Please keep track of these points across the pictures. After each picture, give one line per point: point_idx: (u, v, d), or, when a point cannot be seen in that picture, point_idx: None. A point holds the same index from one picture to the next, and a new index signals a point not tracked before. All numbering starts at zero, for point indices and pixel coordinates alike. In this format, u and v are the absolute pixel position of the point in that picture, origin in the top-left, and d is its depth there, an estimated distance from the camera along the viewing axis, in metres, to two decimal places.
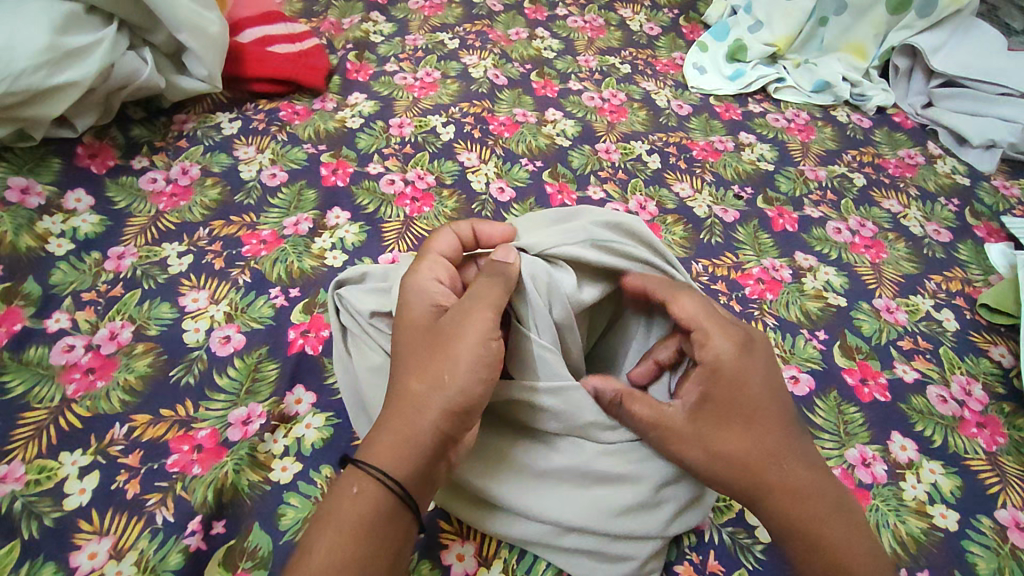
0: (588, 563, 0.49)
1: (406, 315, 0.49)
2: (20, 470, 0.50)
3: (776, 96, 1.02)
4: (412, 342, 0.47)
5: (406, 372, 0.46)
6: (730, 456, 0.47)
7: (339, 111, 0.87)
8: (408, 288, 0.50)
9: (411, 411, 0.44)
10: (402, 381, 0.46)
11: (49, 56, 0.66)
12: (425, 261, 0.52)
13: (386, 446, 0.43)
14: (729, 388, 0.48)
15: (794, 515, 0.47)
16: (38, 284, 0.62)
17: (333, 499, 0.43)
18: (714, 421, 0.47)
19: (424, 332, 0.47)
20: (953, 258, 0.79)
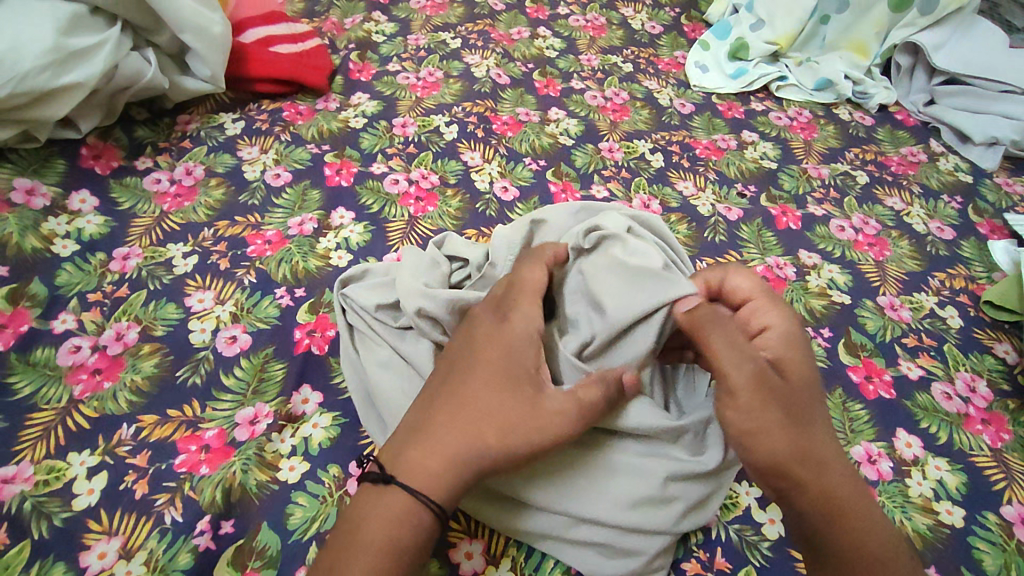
0: (596, 558, 0.49)
1: (495, 348, 0.48)
2: (28, 471, 0.50)
3: (778, 94, 1.02)
4: (493, 381, 0.46)
5: (479, 412, 0.45)
6: (792, 420, 0.45)
7: (342, 111, 0.87)
8: (503, 322, 0.49)
9: (473, 452, 0.44)
10: (475, 420, 0.45)
11: (54, 57, 0.66)
12: (529, 300, 0.50)
13: (435, 476, 0.43)
14: (793, 361, 0.48)
15: (829, 499, 0.45)
16: (43, 285, 0.62)
17: (384, 529, 0.42)
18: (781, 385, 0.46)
19: (509, 376, 0.46)
20: (956, 255, 0.79)
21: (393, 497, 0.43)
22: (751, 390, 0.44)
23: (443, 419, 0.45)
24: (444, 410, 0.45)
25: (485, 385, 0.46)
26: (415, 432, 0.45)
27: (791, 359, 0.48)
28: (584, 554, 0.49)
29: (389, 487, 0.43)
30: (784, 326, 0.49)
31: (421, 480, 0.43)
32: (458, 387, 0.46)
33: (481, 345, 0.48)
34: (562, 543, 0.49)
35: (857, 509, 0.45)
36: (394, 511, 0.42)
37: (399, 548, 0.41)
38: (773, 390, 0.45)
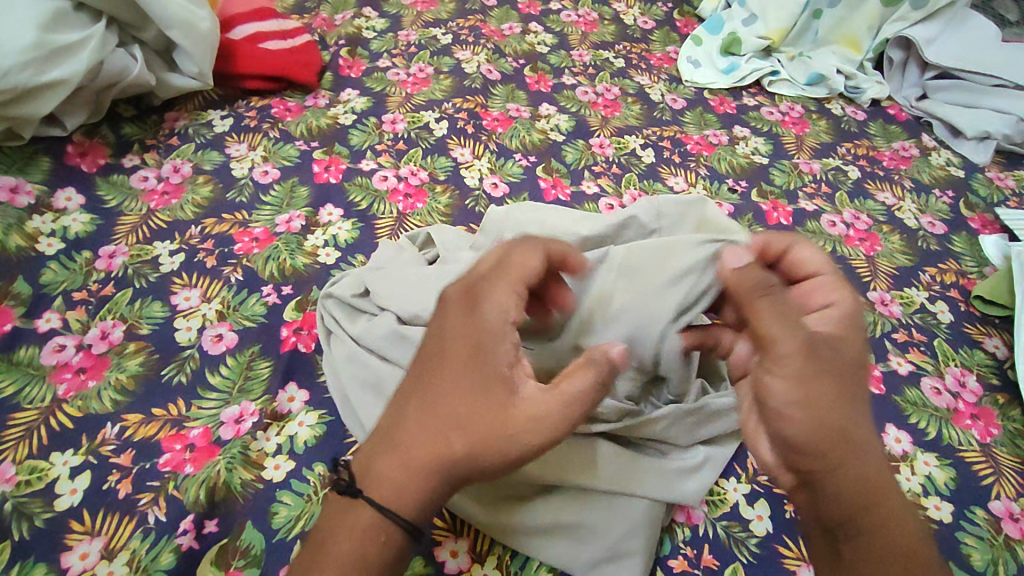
0: (573, 553, 0.48)
1: (466, 345, 0.44)
2: (10, 471, 0.50)
3: (771, 89, 1.02)
4: (461, 385, 0.43)
5: (449, 420, 0.42)
6: (856, 394, 0.42)
7: (332, 108, 0.86)
8: (477, 315, 0.44)
9: (445, 462, 0.42)
10: (444, 428, 0.42)
11: (36, 53, 0.65)
12: (509, 285, 0.45)
13: (392, 478, 0.42)
14: (851, 341, 0.44)
15: (882, 484, 0.42)
16: (27, 285, 0.61)
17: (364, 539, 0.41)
18: (851, 356, 0.43)
19: (479, 376, 0.43)
20: (947, 250, 0.79)
21: (361, 513, 0.42)
22: (802, 355, 0.41)
23: (409, 426, 0.43)
24: (409, 414, 0.43)
25: (456, 389, 0.43)
26: (387, 441, 0.43)
27: (852, 335, 0.45)
28: (555, 547, 0.49)
29: (357, 501, 0.42)
30: (852, 302, 0.47)
31: (390, 496, 0.42)
32: (429, 390, 0.44)
33: (454, 343, 0.44)
34: (533, 533, 0.49)
35: (901, 498, 0.43)
36: (360, 528, 0.42)
37: (370, 563, 0.41)
38: (829, 362, 0.41)
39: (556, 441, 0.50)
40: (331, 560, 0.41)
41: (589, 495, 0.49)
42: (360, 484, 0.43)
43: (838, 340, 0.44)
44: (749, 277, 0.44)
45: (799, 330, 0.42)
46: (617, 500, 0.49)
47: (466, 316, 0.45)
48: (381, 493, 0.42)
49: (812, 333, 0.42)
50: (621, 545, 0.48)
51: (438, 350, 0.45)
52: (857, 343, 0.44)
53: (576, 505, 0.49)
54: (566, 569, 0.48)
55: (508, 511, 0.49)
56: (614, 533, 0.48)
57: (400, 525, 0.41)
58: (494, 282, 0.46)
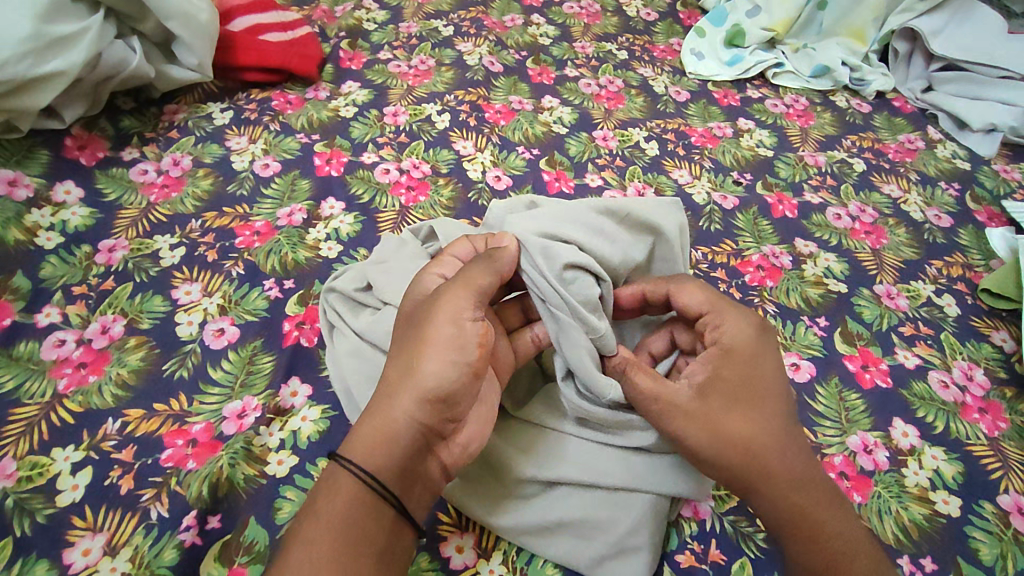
0: (579, 548, 0.48)
1: (402, 309, 0.51)
2: (11, 467, 0.49)
3: (775, 81, 1.01)
4: (397, 338, 0.49)
5: (388, 364, 0.47)
6: (734, 431, 0.46)
7: (333, 100, 0.85)
8: (411, 287, 0.52)
9: (383, 395, 0.46)
10: (384, 370, 0.48)
11: (33, 44, 0.64)
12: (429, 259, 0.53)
13: (364, 439, 0.45)
14: (748, 359, 0.49)
15: (788, 501, 0.45)
16: (27, 279, 0.61)
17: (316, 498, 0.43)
18: (725, 398, 0.47)
19: (407, 323, 0.49)
20: (954, 243, 0.78)
21: (322, 477, 0.45)
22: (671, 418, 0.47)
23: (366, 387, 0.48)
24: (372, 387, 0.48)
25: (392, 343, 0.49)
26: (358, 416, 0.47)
27: (729, 372, 0.48)
28: (559, 544, 0.49)
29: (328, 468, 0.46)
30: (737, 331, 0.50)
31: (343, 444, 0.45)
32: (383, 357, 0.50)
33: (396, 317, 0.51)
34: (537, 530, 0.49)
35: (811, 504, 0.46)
36: (318, 488, 0.44)
37: (322, 513, 0.42)
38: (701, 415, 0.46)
39: (560, 440, 0.51)
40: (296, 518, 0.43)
41: (592, 493, 0.50)
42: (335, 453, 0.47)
43: (714, 383, 0.48)
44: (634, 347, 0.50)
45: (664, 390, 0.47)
46: (622, 497, 0.49)
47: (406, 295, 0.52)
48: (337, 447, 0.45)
49: (677, 392, 0.47)
50: (624, 542, 0.48)
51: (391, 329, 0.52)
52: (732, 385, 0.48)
53: (580, 503, 0.49)
54: (571, 566, 0.48)
55: (514, 507, 0.49)
56: (619, 529, 0.48)
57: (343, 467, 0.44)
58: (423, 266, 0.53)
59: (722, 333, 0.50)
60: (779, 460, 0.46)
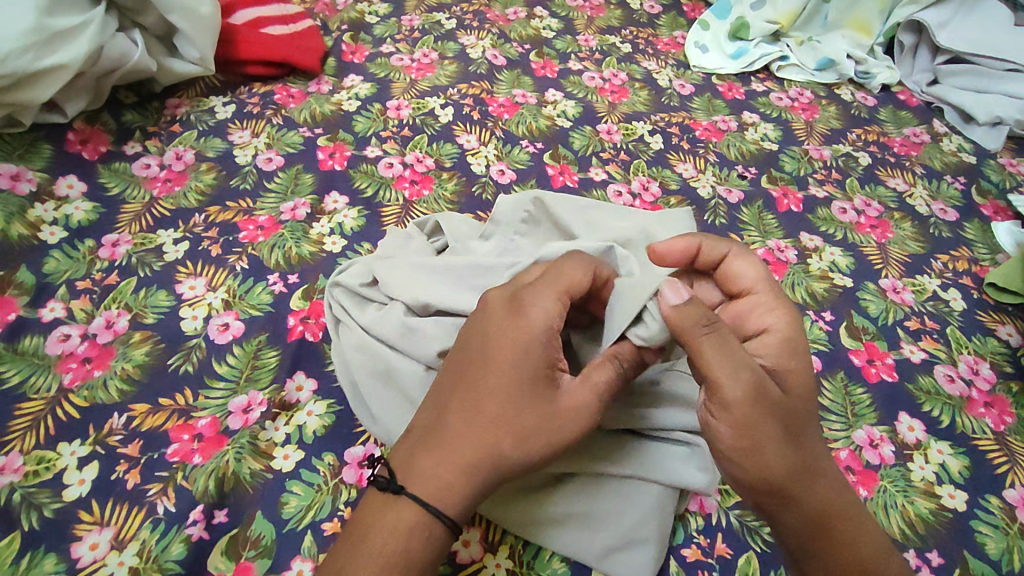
0: (587, 543, 0.48)
1: (513, 347, 0.43)
2: (18, 462, 0.49)
3: (779, 75, 1.00)
4: (506, 389, 0.42)
5: (494, 419, 0.42)
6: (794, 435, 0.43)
7: (335, 94, 0.85)
8: (524, 320, 0.44)
9: (488, 460, 0.42)
10: (476, 420, 0.42)
11: (35, 38, 0.64)
12: (556, 289, 0.45)
13: (440, 484, 0.41)
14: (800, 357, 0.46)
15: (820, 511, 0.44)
16: (31, 273, 0.61)
17: (400, 540, 0.40)
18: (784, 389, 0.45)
19: (523, 378, 0.43)
20: (960, 237, 0.78)
21: (405, 511, 0.41)
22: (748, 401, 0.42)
23: (455, 425, 0.43)
24: (452, 418, 0.43)
25: (495, 389, 0.43)
26: (428, 439, 0.43)
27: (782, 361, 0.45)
28: (568, 537, 0.48)
29: (397, 497, 0.41)
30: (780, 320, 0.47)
31: (435, 493, 0.41)
32: (472, 385, 0.43)
33: (493, 346, 0.44)
34: (544, 520, 0.49)
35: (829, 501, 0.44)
36: (405, 524, 0.41)
37: (409, 558, 0.40)
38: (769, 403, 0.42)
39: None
40: (370, 548, 0.40)
41: (600, 483, 0.49)
42: (400, 479, 0.42)
43: (779, 372, 0.45)
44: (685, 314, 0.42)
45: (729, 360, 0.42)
46: (628, 488, 0.49)
47: (512, 317, 0.44)
48: (426, 494, 0.41)
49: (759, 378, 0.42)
50: (632, 534, 0.48)
51: (484, 347, 0.44)
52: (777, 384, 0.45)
53: (588, 493, 0.49)
54: (579, 558, 0.48)
55: (521, 500, 0.49)
56: (626, 521, 0.48)
57: (444, 525, 0.41)
58: (544, 290, 0.45)
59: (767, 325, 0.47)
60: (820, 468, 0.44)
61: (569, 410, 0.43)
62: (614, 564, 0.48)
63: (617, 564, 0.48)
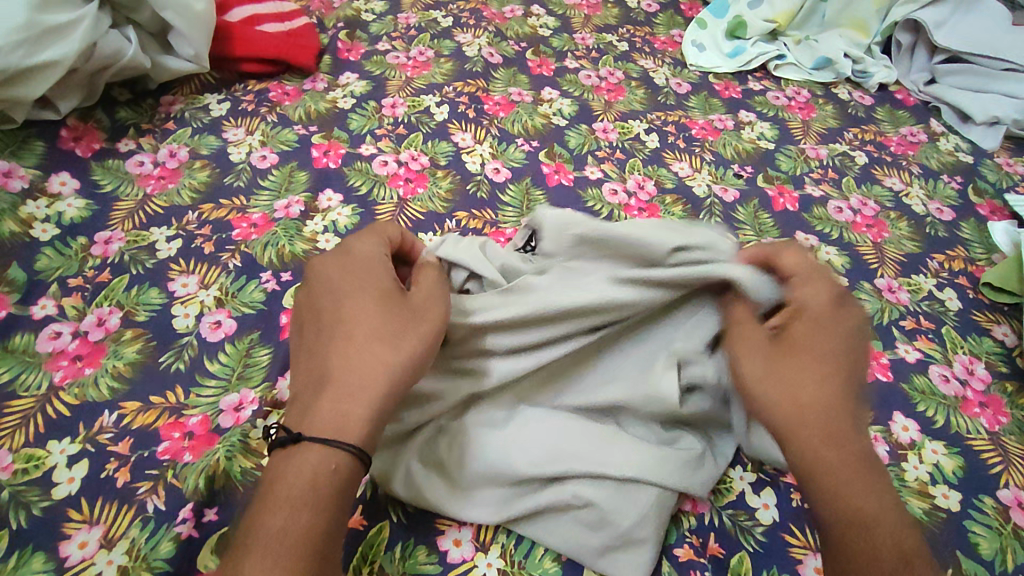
0: (583, 541, 0.48)
1: (359, 281, 0.49)
2: (7, 459, 0.49)
3: (777, 74, 1.00)
4: (369, 307, 0.47)
5: (365, 336, 0.46)
6: (784, 390, 0.45)
7: (331, 92, 0.85)
8: (365, 258, 0.50)
9: (373, 374, 0.44)
10: (351, 345, 0.45)
11: (26, 34, 0.64)
12: (375, 234, 0.53)
13: (340, 414, 0.43)
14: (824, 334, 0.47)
15: (826, 473, 0.43)
16: (22, 270, 0.60)
17: (306, 478, 0.40)
18: (794, 348, 0.47)
19: (379, 298, 0.48)
20: (956, 237, 0.78)
21: (306, 456, 0.41)
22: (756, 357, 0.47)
23: (335, 362, 0.45)
24: (328, 355, 0.45)
25: (360, 312, 0.47)
26: (316, 386, 0.44)
27: (804, 321, 0.48)
28: (565, 533, 0.48)
29: (299, 444, 0.42)
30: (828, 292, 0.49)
31: (335, 427, 0.42)
32: (338, 320, 0.47)
33: (348, 287, 0.49)
34: (542, 514, 0.49)
35: (846, 475, 0.42)
36: (309, 466, 0.41)
37: (318, 496, 0.40)
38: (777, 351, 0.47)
39: (572, 425, 0.50)
40: (275, 496, 0.40)
41: (605, 483, 0.48)
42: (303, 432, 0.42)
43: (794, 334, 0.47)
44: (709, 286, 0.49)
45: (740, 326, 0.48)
46: (628, 489, 0.48)
47: (344, 261, 0.50)
48: (324, 430, 0.42)
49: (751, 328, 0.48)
50: (631, 534, 0.47)
51: (334, 293, 0.49)
52: (810, 344, 0.47)
53: (592, 493, 0.48)
54: (575, 556, 0.48)
55: (521, 497, 0.49)
56: (626, 523, 0.47)
57: (352, 453, 0.42)
58: (362, 236, 0.52)
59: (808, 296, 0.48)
60: (836, 435, 0.44)
61: (428, 308, 0.48)
62: (611, 563, 0.48)
63: (615, 563, 0.48)
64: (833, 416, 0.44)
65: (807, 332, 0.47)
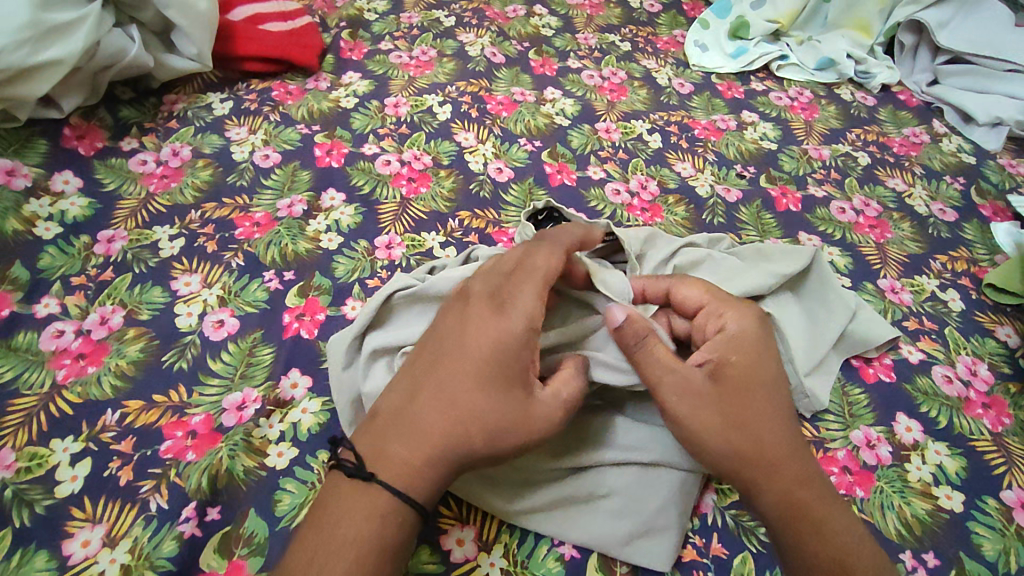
0: (610, 529, 0.49)
1: (485, 338, 0.45)
2: (10, 458, 0.49)
3: (779, 74, 1.00)
4: (481, 380, 0.44)
5: (463, 411, 0.44)
6: (745, 427, 0.46)
7: (333, 91, 0.85)
8: (505, 314, 0.46)
9: (456, 450, 0.43)
10: (447, 414, 0.44)
11: (30, 32, 0.64)
12: (533, 282, 0.47)
13: (405, 472, 0.42)
14: (752, 355, 0.49)
15: (794, 501, 0.45)
16: (25, 269, 0.60)
17: (375, 526, 0.41)
18: (735, 383, 0.48)
19: (502, 375, 0.44)
20: (959, 237, 0.78)
21: (376, 498, 0.42)
22: (678, 403, 0.46)
23: (425, 418, 0.44)
24: (422, 407, 0.44)
25: (473, 383, 0.44)
26: (397, 431, 0.44)
27: (738, 356, 0.49)
28: (591, 522, 0.49)
29: (370, 486, 0.42)
30: (740, 322, 0.51)
31: (406, 480, 0.42)
32: (441, 372, 0.45)
33: (474, 341, 0.45)
34: (566, 505, 0.50)
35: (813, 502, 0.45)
36: (378, 508, 0.41)
37: (386, 543, 0.41)
38: (700, 392, 0.47)
39: (591, 417, 0.52)
40: (339, 539, 0.40)
41: (627, 469, 0.50)
42: (371, 470, 0.43)
43: (723, 367, 0.48)
44: (636, 326, 0.48)
45: (676, 370, 0.47)
46: (651, 474, 0.50)
47: (491, 310, 0.46)
48: (391, 478, 0.42)
49: (689, 376, 0.47)
50: (654, 522, 0.49)
51: (462, 343, 0.46)
52: (755, 381, 0.48)
53: (615, 477, 0.50)
54: (598, 546, 0.48)
55: (544, 488, 0.50)
56: (649, 508, 0.49)
57: (416, 510, 0.42)
58: (519, 278, 0.48)
59: (727, 322, 0.51)
60: (790, 456, 0.46)
61: (540, 405, 0.45)
62: (636, 551, 0.48)
63: (639, 551, 0.48)
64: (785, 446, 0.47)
65: (740, 365, 0.48)
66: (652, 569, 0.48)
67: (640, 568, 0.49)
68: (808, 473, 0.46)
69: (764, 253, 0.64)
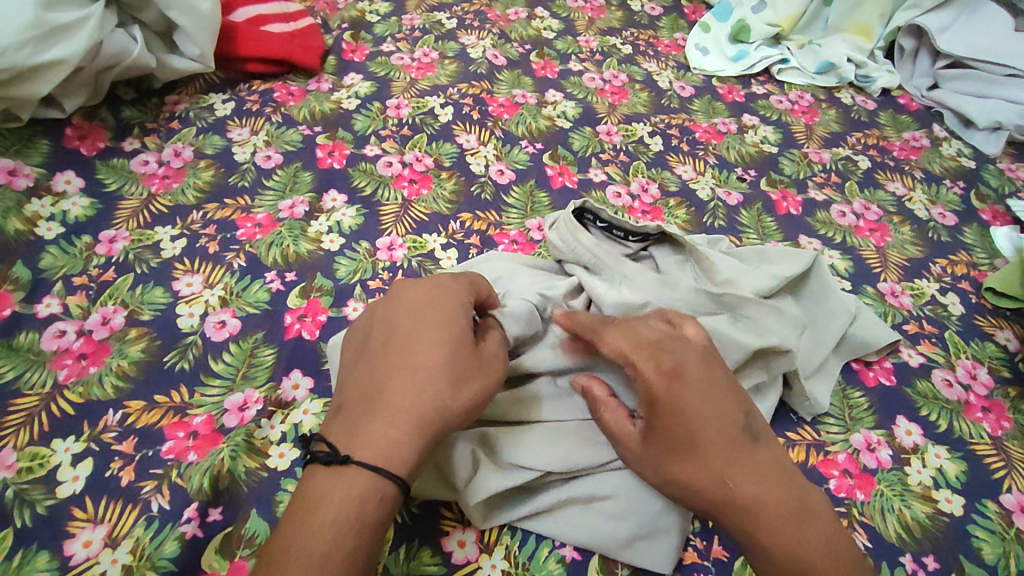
0: (612, 532, 0.48)
1: (429, 311, 0.49)
2: (11, 458, 0.49)
3: (780, 78, 1.00)
4: (437, 344, 0.47)
5: (426, 369, 0.46)
6: (681, 480, 0.44)
7: (335, 92, 0.85)
8: (442, 292, 0.50)
9: (430, 409, 0.44)
10: (416, 377, 0.45)
11: (34, 32, 0.64)
12: (458, 275, 0.53)
13: (387, 442, 0.43)
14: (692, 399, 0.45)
15: (759, 540, 0.43)
16: (27, 269, 0.60)
17: (353, 503, 0.41)
18: (668, 440, 0.44)
19: (453, 335, 0.48)
20: (958, 242, 0.78)
21: (354, 477, 0.42)
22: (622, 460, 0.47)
23: (391, 388, 0.45)
24: (386, 375, 0.46)
25: (429, 346, 0.47)
26: (367, 408, 0.45)
27: (675, 410, 0.45)
28: (590, 525, 0.49)
29: (347, 467, 0.43)
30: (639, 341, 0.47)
31: (387, 455, 0.43)
32: (398, 347, 0.47)
33: (421, 315, 0.49)
34: (566, 508, 0.50)
35: (779, 532, 0.43)
36: (355, 488, 0.42)
37: (364, 521, 0.41)
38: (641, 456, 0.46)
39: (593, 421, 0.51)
40: (318, 519, 0.40)
41: (628, 473, 0.50)
42: (349, 453, 0.43)
43: (651, 427, 0.45)
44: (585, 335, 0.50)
45: (611, 430, 0.47)
46: None
47: (429, 290, 0.51)
48: (372, 455, 0.43)
49: (624, 433, 0.46)
50: (655, 523, 0.48)
51: (408, 319, 0.49)
52: (689, 397, 0.45)
53: (616, 479, 0.50)
54: (600, 548, 0.48)
55: (545, 492, 0.50)
56: (650, 510, 0.49)
57: (397, 484, 0.43)
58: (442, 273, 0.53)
59: (647, 373, 0.45)
60: (749, 499, 0.43)
61: (490, 359, 0.48)
62: (638, 553, 0.48)
63: (640, 553, 0.48)
64: (734, 483, 0.44)
65: (676, 418, 0.44)
66: (653, 570, 0.48)
67: (640, 569, 0.49)
68: (775, 506, 0.43)
69: (766, 256, 0.63)
